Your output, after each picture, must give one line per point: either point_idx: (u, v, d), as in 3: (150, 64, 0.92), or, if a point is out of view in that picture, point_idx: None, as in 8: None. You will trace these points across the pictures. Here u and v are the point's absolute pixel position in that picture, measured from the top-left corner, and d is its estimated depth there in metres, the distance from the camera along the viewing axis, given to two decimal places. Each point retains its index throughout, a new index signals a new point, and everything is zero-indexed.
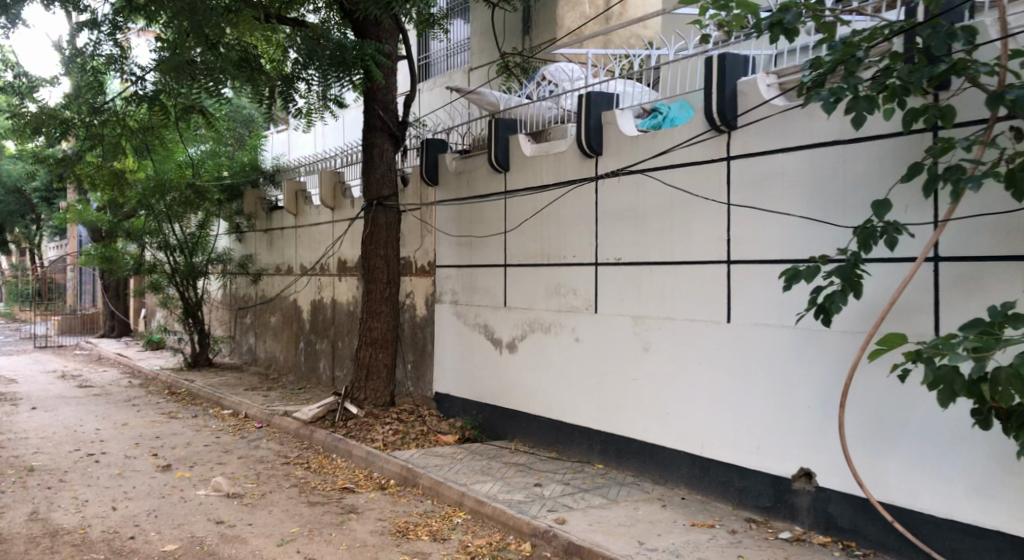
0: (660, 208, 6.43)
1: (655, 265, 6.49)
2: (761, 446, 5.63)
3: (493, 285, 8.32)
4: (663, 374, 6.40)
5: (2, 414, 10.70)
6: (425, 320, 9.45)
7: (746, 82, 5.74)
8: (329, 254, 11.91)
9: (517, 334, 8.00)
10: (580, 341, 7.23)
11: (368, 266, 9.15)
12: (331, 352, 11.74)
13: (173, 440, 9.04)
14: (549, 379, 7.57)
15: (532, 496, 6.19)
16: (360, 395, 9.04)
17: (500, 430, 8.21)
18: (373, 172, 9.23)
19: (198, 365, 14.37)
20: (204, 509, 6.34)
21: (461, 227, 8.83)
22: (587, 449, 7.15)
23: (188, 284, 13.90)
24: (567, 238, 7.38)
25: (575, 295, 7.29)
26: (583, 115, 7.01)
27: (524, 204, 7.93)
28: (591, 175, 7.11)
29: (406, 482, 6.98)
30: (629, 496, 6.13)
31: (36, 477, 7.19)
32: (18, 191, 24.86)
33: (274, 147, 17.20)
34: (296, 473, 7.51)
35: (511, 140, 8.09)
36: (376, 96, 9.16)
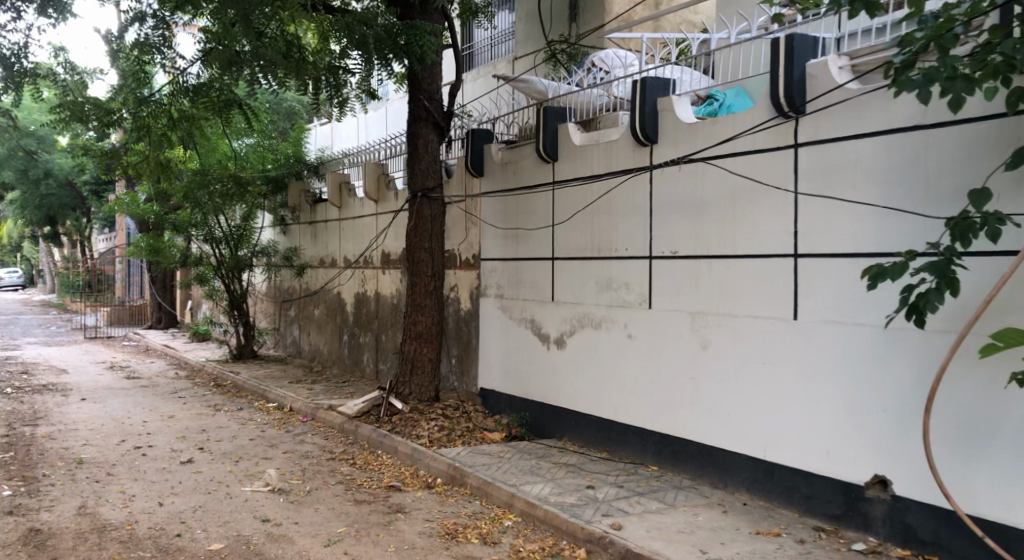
0: (720, 199, 6.13)
1: (714, 259, 6.20)
2: (831, 450, 5.33)
3: (541, 279, 8.08)
4: (723, 374, 6.11)
5: (52, 405, 10.81)
6: (470, 314, 9.26)
7: (816, 64, 5.42)
8: (372, 247, 11.81)
9: (565, 330, 7.75)
10: (632, 338, 6.95)
11: (413, 259, 8.96)
12: (375, 345, 11.65)
13: (219, 434, 9.00)
14: (599, 377, 7.31)
15: (585, 499, 5.96)
16: (404, 390, 8.90)
17: (548, 428, 7.98)
18: (418, 163, 9.03)
19: (243, 357, 14.44)
20: (249, 506, 6.24)
21: (507, 220, 8.59)
22: (640, 449, 6.88)
23: (233, 276, 14.08)
24: (619, 230, 7.11)
25: (628, 290, 7.01)
26: (638, 102, 6.73)
27: (574, 195, 7.66)
28: (646, 164, 6.82)
29: (453, 482, 6.79)
30: (687, 501, 5.87)
31: (84, 470, 7.18)
32: (68, 183, 25.30)
33: (317, 139, 17.15)
34: (342, 470, 7.38)
35: (561, 129, 7.84)
36: (422, 86, 8.96)
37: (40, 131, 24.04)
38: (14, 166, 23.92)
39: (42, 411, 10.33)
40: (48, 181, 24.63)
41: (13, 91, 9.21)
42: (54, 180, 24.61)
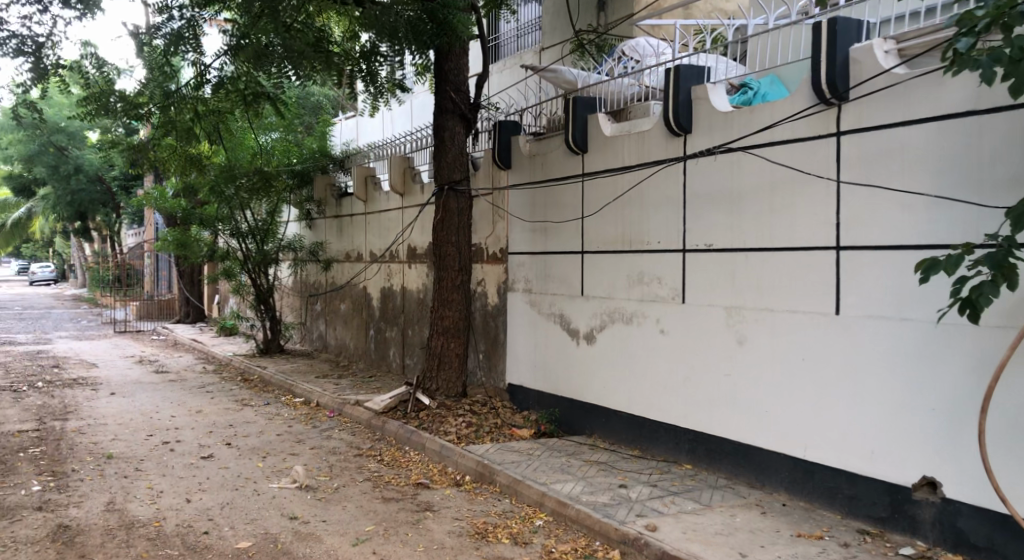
0: (758, 190, 5.95)
1: (751, 252, 6.02)
2: (875, 451, 5.14)
3: (570, 273, 7.92)
4: (760, 371, 5.93)
5: (82, 399, 10.87)
6: (497, 309, 9.12)
7: (861, 48, 5.22)
8: (398, 241, 11.72)
9: (595, 324, 7.58)
10: (665, 333, 6.78)
11: (440, 253, 8.85)
12: (401, 340, 11.57)
13: (246, 429, 8.97)
14: (630, 373, 7.15)
15: (618, 499, 5.82)
16: (431, 386, 8.79)
17: (579, 425, 7.82)
18: (445, 156, 8.90)
19: (270, 351, 14.46)
20: (277, 504, 6.17)
21: (535, 213, 8.43)
22: (673, 447, 6.71)
23: (260, 271, 14.09)
24: (651, 223, 6.93)
25: (660, 285, 6.84)
26: (671, 91, 6.55)
27: (604, 187, 7.49)
28: (679, 155, 6.64)
29: (482, 479, 6.67)
30: (724, 502, 5.70)
31: (113, 465, 7.17)
32: (98, 179, 25.59)
33: (342, 133, 17.09)
34: (369, 466, 7.30)
35: (590, 119, 7.67)
36: (448, 78, 8.81)
37: (70, 128, 24.32)
38: (45, 162, 24.22)
39: (72, 405, 10.38)
40: (78, 176, 24.94)
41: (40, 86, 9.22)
42: (83, 176, 24.88)
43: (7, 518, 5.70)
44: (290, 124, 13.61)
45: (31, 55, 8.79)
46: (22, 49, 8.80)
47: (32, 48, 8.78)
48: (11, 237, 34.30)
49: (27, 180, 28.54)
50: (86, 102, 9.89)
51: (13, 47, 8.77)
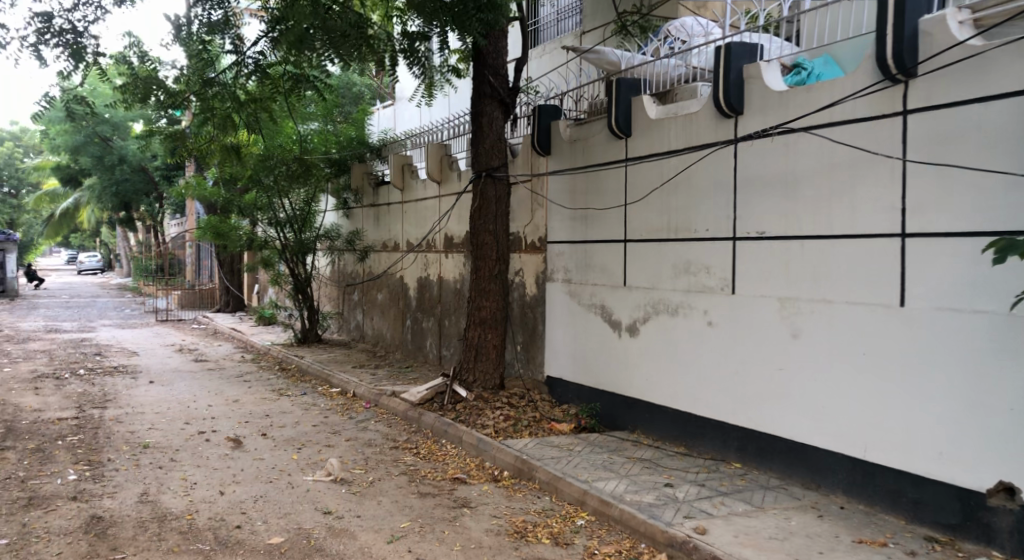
0: (816, 175, 5.61)
1: (808, 240, 5.68)
2: (944, 452, 4.80)
3: (612, 263, 7.62)
4: (816, 366, 5.60)
5: (122, 387, 10.91)
6: (536, 299, 8.86)
7: (932, 20, 4.87)
8: (435, 230, 11.52)
9: (638, 316, 7.28)
10: (713, 326, 6.46)
11: (477, 242, 8.61)
12: (438, 331, 11.40)
13: (282, 420, 8.86)
14: (676, 366, 6.84)
15: (664, 498, 5.54)
16: (468, 377, 8.59)
17: (620, 421, 7.52)
18: (482, 141, 8.65)
19: (308, 341, 14.42)
20: (310, 498, 6.01)
21: (575, 200, 8.14)
22: (721, 445, 6.40)
23: (298, 261, 14.03)
24: (698, 210, 6.61)
25: (708, 274, 6.52)
26: (721, 70, 6.21)
27: (648, 173, 7.18)
28: (729, 138, 6.30)
29: (521, 475, 6.44)
30: (778, 503, 5.40)
31: (149, 456, 7.11)
32: (142, 169, 25.92)
33: (379, 122, 16.93)
34: (405, 459, 7.13)
35: (634, 102, 7.35)
36: (486, 61, 8.53)
37: (115, 118, 24.62)
38: (90, 152, 24.54)
39: (112, 393, 10.42)
40: (122, 167, 25.31)
41: (81, 76, 9.18)
42: (128, 166, 25.26)
43: (41, 508, 5.63)
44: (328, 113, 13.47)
45: (73, 45, 8.76)
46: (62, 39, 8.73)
47: (73, 37, 8.73)
48: (60, 226, 35.06)
49: (74, 170, 29.09)
50: (127, 91, 9.86)
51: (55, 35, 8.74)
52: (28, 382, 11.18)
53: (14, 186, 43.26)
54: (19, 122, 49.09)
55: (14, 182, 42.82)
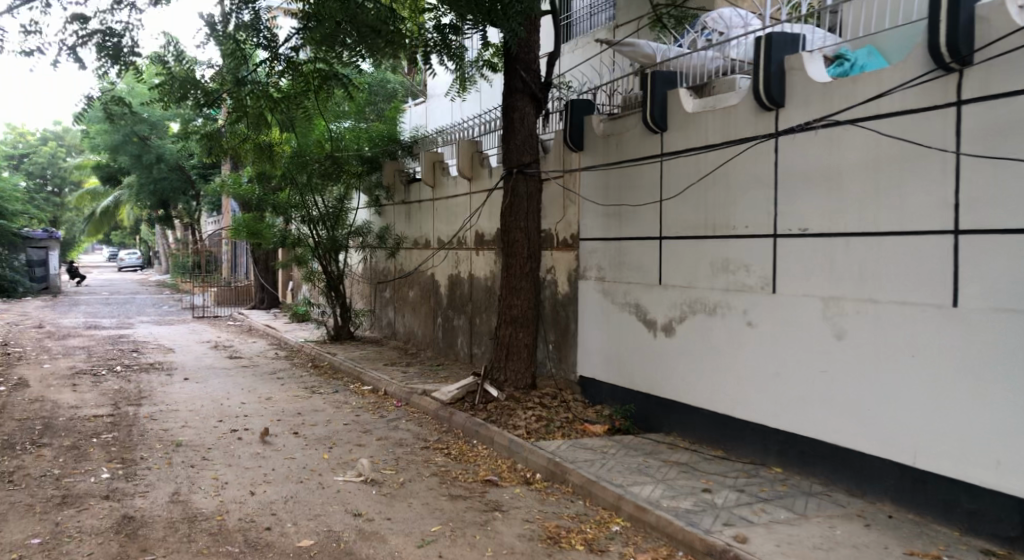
0: (863, 169, 5.38)
1: (853, 237, 5.46)
2: (1002, 460, 4.58)
3: (647, 261, 7.44)
4: (862, 368, 5.37)
5: (157, 384, 10.99)
6: (568, 298, 8.69)
7: (989, 5, 4.69)
8: (466, 227, 11.42)
9: (674, 316, 7.10)
10: (753, 326, 6.26)
11: (508, 240, 8.47)
12: (469, 329, 11.30)
13: (314, 418, 8.83)
14: (713, 367, 6.65)
15: (702, 505, 5.36)
16: (500, 377, 8.47)
17: (656, 422, 7.33)
18: (514, 137, 8.51)
19: (340, 338, 14.44)
20: (341, 499, 5.95)
21: (609, 197, 7.97)
22: (761, 449, 6.20)
23: (330, 258, 14.04)
24: (737, 205, 6.41)
25: (747, 273, 6.32)
26: (762, 61, 5.99)
27: (685, 168, 6.98)
28: (770, 131, 6.09)
29: (554, 478, 6.30)
30: (821, 510, 5.20)
31: (181, 454, 7.11)
32: (178, 168, 26.24)
33: (411, 119, 16.86)
34: (436, 460, 7.04)
35: (670, 95, 7.15)
36: (518, 56, 8.38)
37: (153, 118, 24.93)
38: (129, 151, 24.90)
39: (147, 390, 10.51)
40: (160, 165, 25.65)
41: (119, 77, 9.23)
42: (165, 165, 25.58)
43: (74, 506, 5.64)
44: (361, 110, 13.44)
45: (109, 45, 8.81)
46: (102, 41, 8.79)
47: (109, 38, 8.78)
48: (101, 224, 35.74)
49: (113, 168, 29.57)
50: (165, 90, 9.92)
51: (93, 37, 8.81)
52: (66, 379, 11.33)
53: (57, 185, 44.23)
54: (61, 121, 50.12)
55: (56, 181, 43.76)
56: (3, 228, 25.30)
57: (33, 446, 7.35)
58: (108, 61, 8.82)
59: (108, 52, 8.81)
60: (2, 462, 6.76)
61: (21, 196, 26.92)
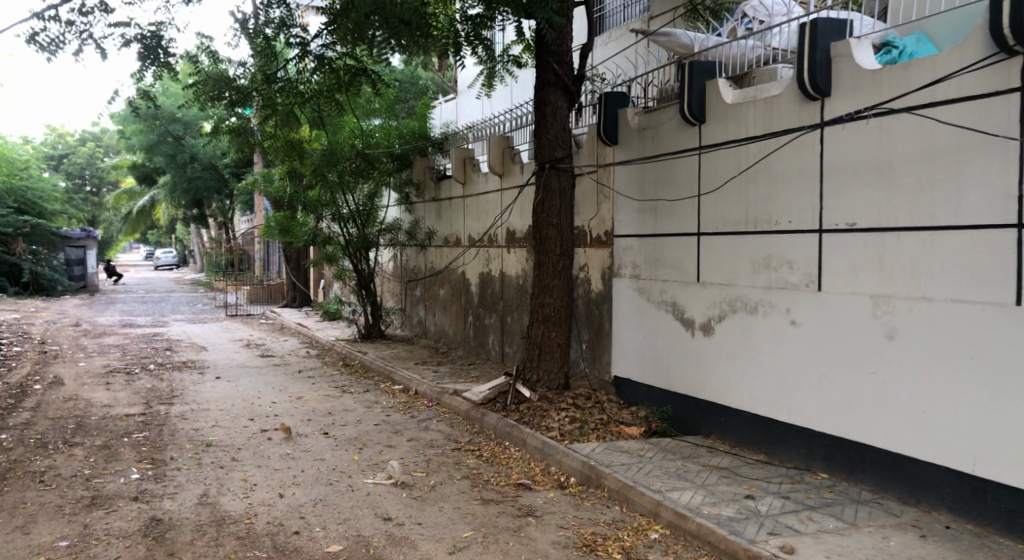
0: (916, 160, 5.11)
1: (905, 231, 5.18)
2: None
3: (684, 258, 7.19)
4: (915, 369, 5.10)
5: (189, 382, 11.00)
6: (602, 296, 8.45)
7: None
8: (497, 224, 11.24)
9: (713, 314, 6.85)
10: (797, 325, 6.00)
11: (540, 236, 8.27)
12: (501, 328, 11.13)
13: (344, 418, 8.73)
14: (754, 368, 6.39)
15: (745, 512, 5.13)
16: (532, 377, 8.29)
17: (694, 424, 7.08)
18: (546, 132, 8.30)
19: (371, 336, 14.37)
20: (371, 502, 5.82)
21: (644, 192, 7.73)
22: (806, 453, 5.94)
23: (361, 256, 13.97)
24: (779, 199, 6.16)
25: (790, 270, 6.06)
26: (806, 48, 5.72)
27: (724, 161, 6.72)
28: (815, 122, 5.82)
29: (589, 482, 6.10)
30: (873, 520, 4.93)
31: (211, 454, 7.04)
32: (212, 167, 26.46)
33: (441, 116, 16.72)
34: (468, 462, 6.88)
35: (708, 86, 6.89)
36: (551, 48, 8.17)
37: (186, 118, 25.16)
38: (164, 151, 25.18)
39: (179, 389, 10.52)
40: (194, 165, 25.91)
41: (156, 78, 9.23)
42: (199, 164, 25.80)
43: (103, 508, 5.58)
44: (391, 107, 13.34)
45: (150, 52, 8.82)
46: (141, 40, 8.80)
47: (150, 43, 8.78)
48: (138, 223, 36.30)
49: (149, 168, 29.96)
50: (200, 92, 9.91)
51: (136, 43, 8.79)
52: (100, 377, 11.41)
53: (94, 186, 45.04)
54: (99, 122, 50.99)
55: (95, 181, 44.62)
56: (42, 228, 25.75)
57: (65, 445, 7.35)
58: (148, 60, 8.86)
59: (150, 52, 8.84)
60: (34, 461, 6.75)
61: (59, 196, 27.39)
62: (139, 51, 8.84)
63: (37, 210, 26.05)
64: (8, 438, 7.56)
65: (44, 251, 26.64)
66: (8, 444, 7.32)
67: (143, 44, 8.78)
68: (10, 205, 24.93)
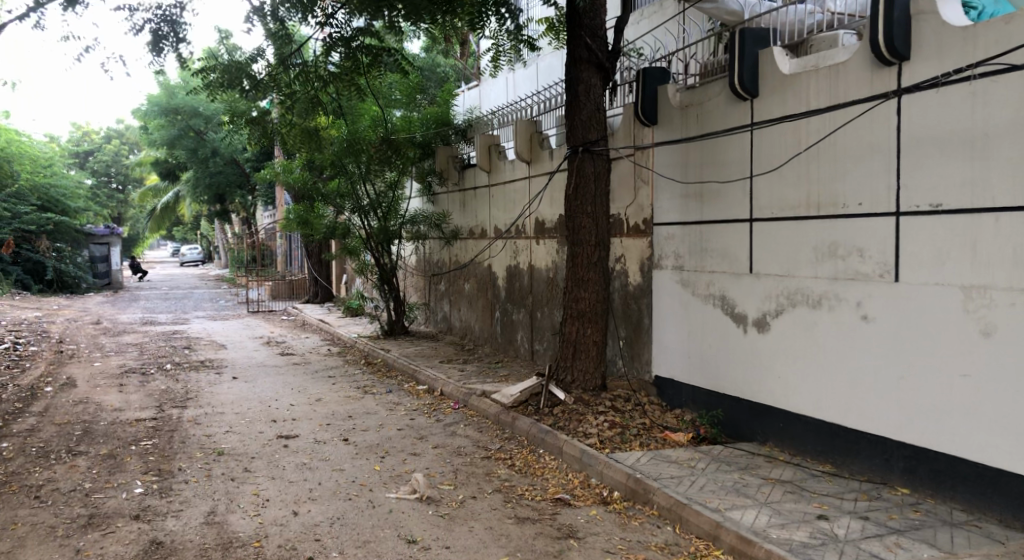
0: (1019, 131, 4.45)
1: (1004, 212, 4.53)
2: None
3: (734, 246, 6.51)
4: (1017, 372, 4.45)
5: (205, 383, 10.51)
6: (640, 290, 7.78)
7: None
8: (526, 214, 10.60)
9: (769, 309, 6.17)
10: (869, 321, 5.33)
11: (573, 226, 7.61)
12: (530, 323, 10.52)
13: (366, 422, 8.17)
14: (818, 369, 5.73)
15: (820, 537, 4.51)
16: (566, 377, 7.67)
17: (748, 430, 6.42)
18: (578, 113, 7.62)
19: (394, 333, 13.87)
20: (393, 521, 5.24)
21: (687, 175, 7.05)
22: (881, 465, 5.29)
23: (383, 250, 13.43)
24: (847, 178, 5.48)
25: (861, 259, 5.39)
26: (882, 5, 5.03)
27: (782, 137, 6.03)
28: (890, 90, 5.14)
29: (635, 497, 5.48)
30: (973, 547, 4.30)
31: (222, 465, 6.52)
32: (234, 162, 26.13)
33: (465, 103, 16.12)
34: (499, 473, 6.28)
35: (761, 56, 6.21)
36: (583, 21, 7.48)
37: (207, 111, 24.76)
38: (185, 145, 24.81)
39: (194, 390, 10.03)
40: (216, 159, 25.58)
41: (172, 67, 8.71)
42: (221, 159, 25.53)
43: (100, 528, 5.06)
44: (413, 95, 12.77)
45: (166, 35, 8.27)
46: (155, 25, 8.25)
47: (167, 26, 8.24)
48: (162, 220, 36.14)
49: (171, 164, 29.78)
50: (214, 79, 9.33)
51: (151, 26, 8.22)
52: (114, 378, 10.96)
53: (121, 183, 45.17)
54: (124, 120, 50.86)
55: (120, 178, 44.68)
56: (65, 225, 25.59)
57: (69, 454, 6.86)
58: (159, 50, 8.31)
59: (160, 41, 8.29)
60: (33, 473, 6.25)
61: (83, 192, 27.15)
62: (150, 40, 8.30)
63: (61, 208, 25.80)
64: (10, 447, 7.09)
65: (68, 248, 26.48)
66: (9, 454, 6.84)
67: (156, 33, 8.24)
68: (33, 203, 24.71)
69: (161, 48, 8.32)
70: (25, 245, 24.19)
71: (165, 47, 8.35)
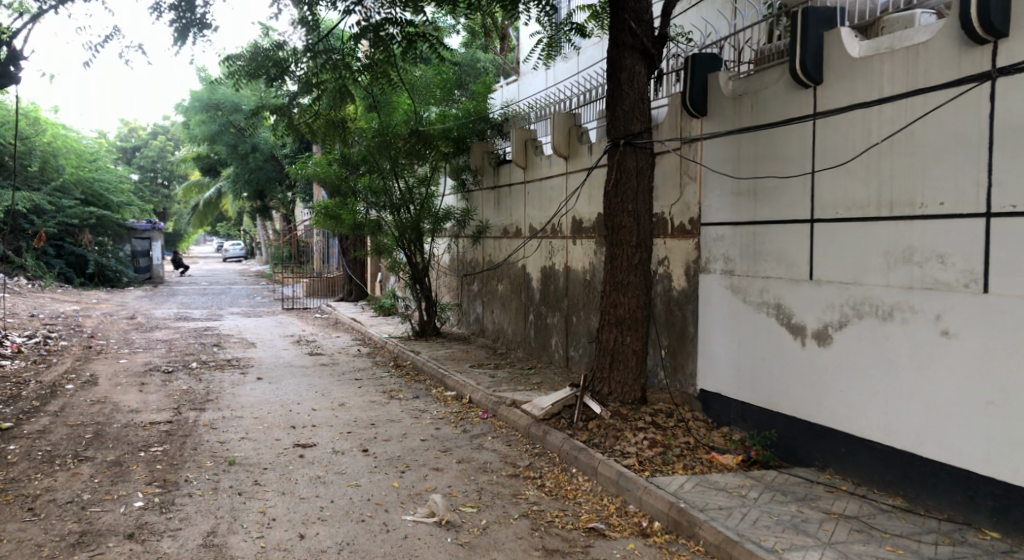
0: None
1: None
2: None
3: (791, 248, 5.86)
4: None
5: (228, 384, 10.15)
6: (684, 295, 7.15)
7: None
8: (563, 212, 10.02)
9: (831, 320, 5.52)
10: (950, 337, 4.66)
11: (613, 225, 7.02)
12: (566, 328, 9.95)
13: (388, 431, 7.68)
14: (887, 389, 5.06)
15: None
16: (602, 389, 7.08)
17: (804, 454, 5.78)
18: (620, 103, 7.01)
19: (425, 334, 13.42)
20: (407, 549, 4.73)
21: (739, 170, 6.41)
22: (965, 503, 4.63)
23: (415, 248, 12.97)
24: (927, 174, 4.82)
25: (941, 266, 4.72)
26: None
27: (850, 127, 5.37)
28: (982, 73, 4.48)
29: (677, 530, 4.89)
30: None
31: (231, 477, 6.08)
32: (272, 157, 26.02)
33: (503, 99, 15.61)
34: (527, 495, 5.74)
35: (827, 38, 5.55)
36: (627, 4, 6.89)
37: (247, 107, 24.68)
38: (226, 141, 24.74)
39: (216, 392, 9.66)
40: (255, 155, 25.49)
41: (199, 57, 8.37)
42: (260, 154, 25.46)
43: (90, 549, 4.65)
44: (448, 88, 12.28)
45: (193, 25, 7.93)
46: (179, 16, 7.87)
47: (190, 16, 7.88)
48: (203, 215, 36.33)
49: (212, 160, 29.84)
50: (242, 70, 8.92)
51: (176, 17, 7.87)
52: (137, 376, 10.67)
53: (165, 178, 45.68)
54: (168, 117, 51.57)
55: (166, 174, 45.35)
56: (107, 220, 25.71)
57: (74, 459, 6.50)
58: (186, 39, 7.98)
59: (186, 29, 7.94)
60: (32, 481, 5.89)
61: (126, 187, 27.32)
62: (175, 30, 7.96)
63: (103, 202, 25.94)
64: (16, 450, 6.75)
65: (110, 242, 26.62)
66: (13, 458, 6.50)
67: (180, 22, 7.89)
68: (77, 197, 24.90)
69: (188, 36, 7.97)
70: (68, 239, 24.33)
71: (192, 35, 8.00)
